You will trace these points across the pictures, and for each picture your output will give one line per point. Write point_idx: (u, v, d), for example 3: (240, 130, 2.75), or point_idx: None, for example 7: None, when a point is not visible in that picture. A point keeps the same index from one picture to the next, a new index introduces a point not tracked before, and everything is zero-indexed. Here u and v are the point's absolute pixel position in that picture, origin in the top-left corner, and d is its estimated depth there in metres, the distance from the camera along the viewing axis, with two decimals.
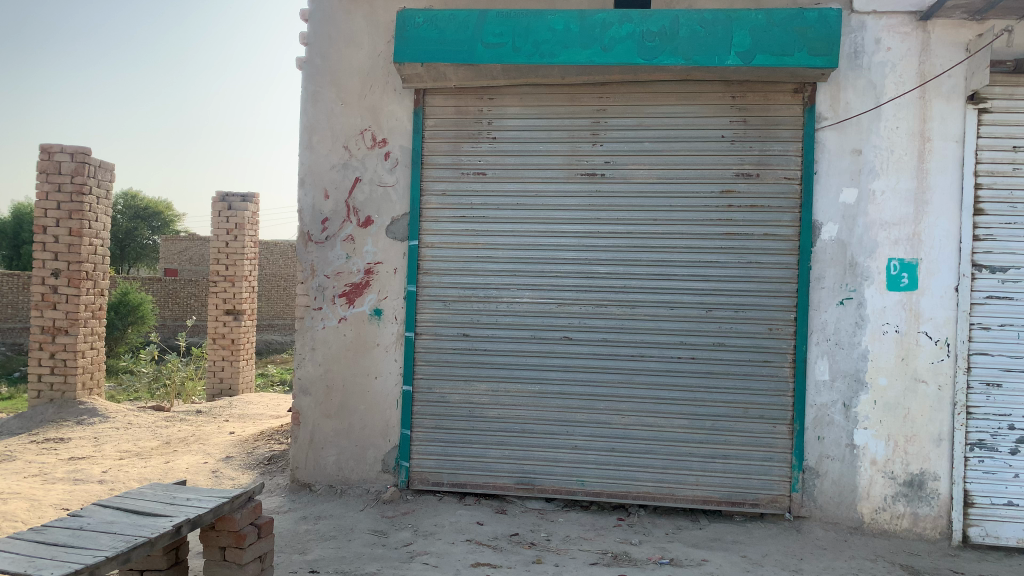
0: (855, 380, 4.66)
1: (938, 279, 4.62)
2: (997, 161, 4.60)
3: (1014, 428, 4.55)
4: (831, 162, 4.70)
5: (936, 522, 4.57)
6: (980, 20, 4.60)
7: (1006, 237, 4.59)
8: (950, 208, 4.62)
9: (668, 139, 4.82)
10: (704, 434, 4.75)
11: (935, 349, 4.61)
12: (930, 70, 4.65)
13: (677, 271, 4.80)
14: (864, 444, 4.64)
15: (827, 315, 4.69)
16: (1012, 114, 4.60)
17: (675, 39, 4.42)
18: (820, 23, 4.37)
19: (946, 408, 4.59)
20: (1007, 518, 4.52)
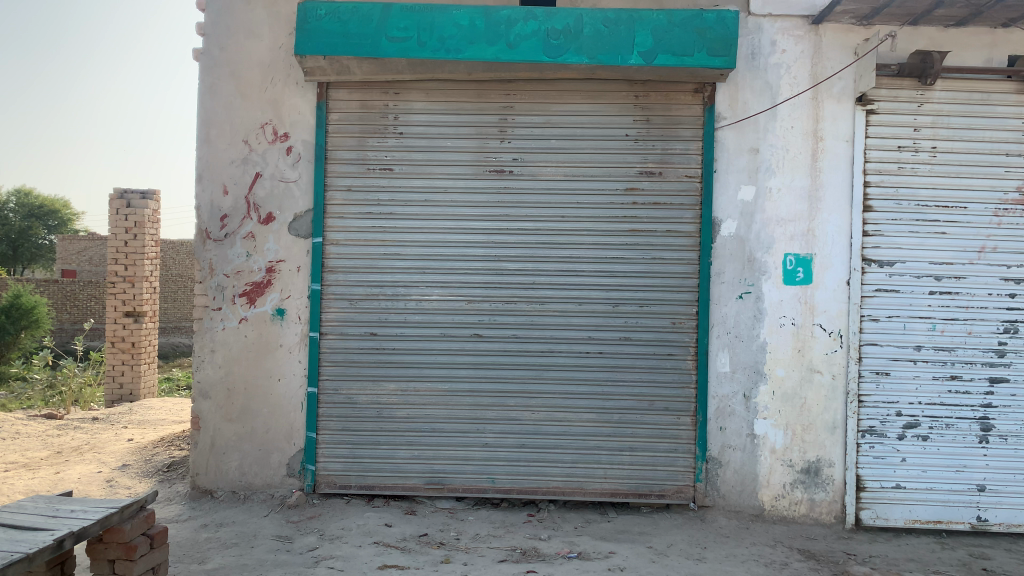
0: (754, 371, 4.81)
1: (831, 273, 4.81)
2: (884, 160, 4.83)
3: (902, 415, 4.78)
4: (730, 160, 4.83)
5: (830, 507, 4.77)
6: (867, 25, 4.82)
7: (892, 233, 4.82)
8: (841, 205, 4.83)
9: (575, 136, 4.86)
10: (611, 428, 4.81)
11: (828, 340, 4.80)
12: (822, 73, 4.84)
13: (584, 267, 4.85)
14: (763, 433, 4.79)
15: (727, 309, 4.82)
16: (897, 115, 4.82)
17: (579, 38, 4.45)
18: (719, 25, 4.48)
19: (839, 397, 4.79)
20: (896, 500, 4.76)
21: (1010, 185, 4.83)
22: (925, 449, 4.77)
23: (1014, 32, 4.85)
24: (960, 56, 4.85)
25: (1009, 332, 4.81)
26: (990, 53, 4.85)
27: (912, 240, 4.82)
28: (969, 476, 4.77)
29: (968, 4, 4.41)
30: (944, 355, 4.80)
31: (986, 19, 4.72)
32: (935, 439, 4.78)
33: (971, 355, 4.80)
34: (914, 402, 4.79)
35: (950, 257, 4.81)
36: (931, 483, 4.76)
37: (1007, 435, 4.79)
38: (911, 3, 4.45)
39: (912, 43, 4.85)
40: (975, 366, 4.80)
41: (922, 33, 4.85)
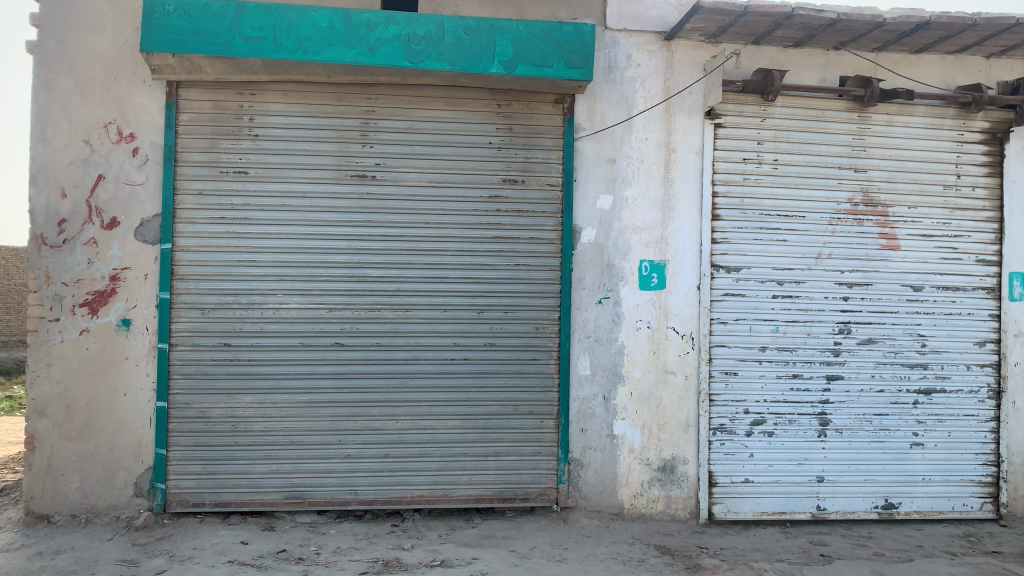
0: (613, 374, 4.95)
1: (683, 278, 5.04)
2: (730, 172, 5.10)
3: (748, 412, 5.07)
4: (589, 169, 4.96)
5: (685, 503, 4.98)
6: (714, 43, 5.08)
7: (738, 240, 5.10)
8: (692, 214, 5.06)
9: (438, 143, 4.85)
10: (476, 434, 4.82)
11: (681, 342, 5.02)
12: (673, 87, 5.06)
13: (448, 273, 4.84)
14: (622, 434, 4.94)
15: (587, 314, 4.94)
16: (742, 129, 5.11)
17: (440, 44, 4.45)
18: (577, 38, 4.59)
19: (692, 396, 5.02)
20: (745, 494, 5.03)
21: (842, 197, 5.22)
22: (770, 444, 5.08)
23: (844, 55, 5.25)
24: (797, 75, 5.20)
25: (842, 332, 5.20)
26: (824, 74, 5.23)
27: (757, 247, 5.11)
28: (809, 468, 5.12)
29: (804, 27, 4.73)
30: (786, 355, 5.13)
31: (819, 42, 5.08)
32: (779, 434, 5.10)
33: (810, 354, 5.16)
34: (760, 399, 5.09)
35: (791, 262, 5.14)
36: (775, 476, 5.07)
37: (842, 428, 5.19)
38: (753, 24, 4.72)
39: (755, 62, 5.16)
40: (814, 365, 5.16)
41: (764, 52, 5.16)
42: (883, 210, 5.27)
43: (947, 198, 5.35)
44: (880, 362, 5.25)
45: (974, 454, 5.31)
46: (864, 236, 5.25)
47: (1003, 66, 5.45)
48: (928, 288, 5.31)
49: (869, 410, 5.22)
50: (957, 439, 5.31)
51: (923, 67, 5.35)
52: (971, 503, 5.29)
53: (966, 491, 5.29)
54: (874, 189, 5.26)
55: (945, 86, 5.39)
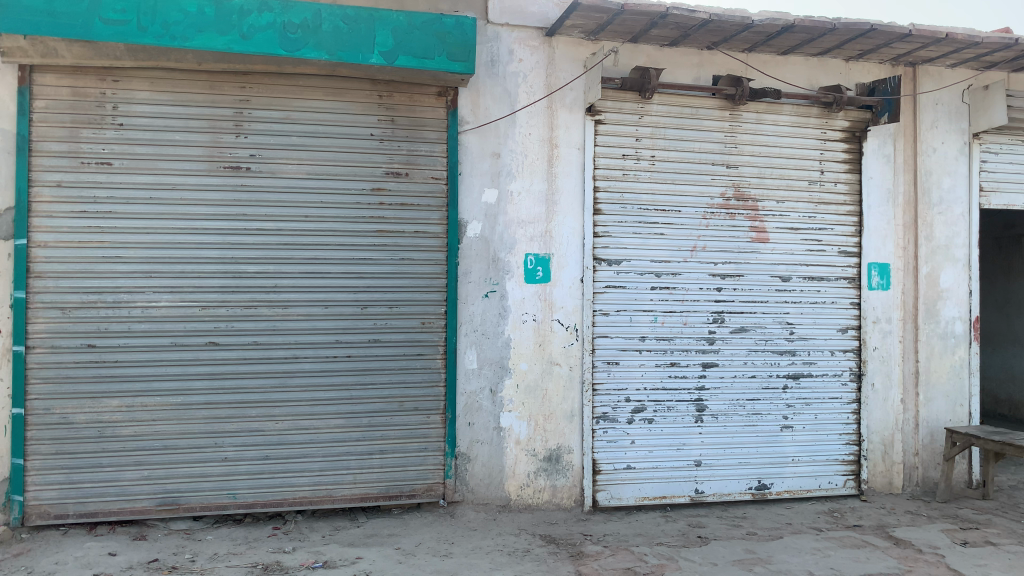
0: (499, 367, 4.97)
1: (567, 271, 5.11)
2: (611, 167, 5.22)
3: (630, 400, 5.21)
4: (473, 162, 4.95)
5: (570, 491, 5.06)
6: (594, 40, 5.17)
7: (619, 234, 5.23)
8: (575, 208, 5.14)
9: (317, 134, 4.73)
10: (361, 432, 4.75)
11: (566, 334, 5.09)
12: (555, 82, 5.11)
13: (330, 269, 4.74)
14: (509, 426, 4.97)
15: (473, 308, 4.94)
16: (621, 125, 5.23)
17: (317, 33, 4.34)
18: (458, 30, 4.57)
19: (576, 387, 5.11)
20: (627, 480, 5.18)
21: (715, 192, 5.43)
22: (651, 431, 5.25)
23: (716, 55, 5.45)
24: (673, 73, 5.37)
25: (716, 322, 5.43)
26: (698, 72, 5.41)
27: (635, 240, 5.26)
28: (687, 453, 5.32)
29: (677, 26, 4.88)
30: (664, 344, 5.31)
31: (693, 41, 5.25)
32: (659, 421, 5.27)
33: (686, 343, 5.36)
34: (640, 388, 5.24)
35: (668, 255, 5.33)
36: (656, 462, 5.24)
37: (717, 413, 5.40)
38: (630, 23, 4.83)
39: (633, 60, 5.28)
40: (690, 353, 5.36)
41: (641, 51, 5.29)
42: (753, 204, 5.51)
43: (812, 193, 5.65)
44: (751, 349, 5.50)
45: (837, 434, 5.64)
46: (735, 229, 5.48)
47: (861, 69, 5.79)
48: (795, 279, 5.59)
49: (743, 395, 5.46)
50: (822, 421, 5.62)
51: (789, 68, 5.61)
52: (835, 481, 5.63)
53: (831, 469, 5.62)
54: (745, 184, 5.50)
55: (809, 87, 5.68)
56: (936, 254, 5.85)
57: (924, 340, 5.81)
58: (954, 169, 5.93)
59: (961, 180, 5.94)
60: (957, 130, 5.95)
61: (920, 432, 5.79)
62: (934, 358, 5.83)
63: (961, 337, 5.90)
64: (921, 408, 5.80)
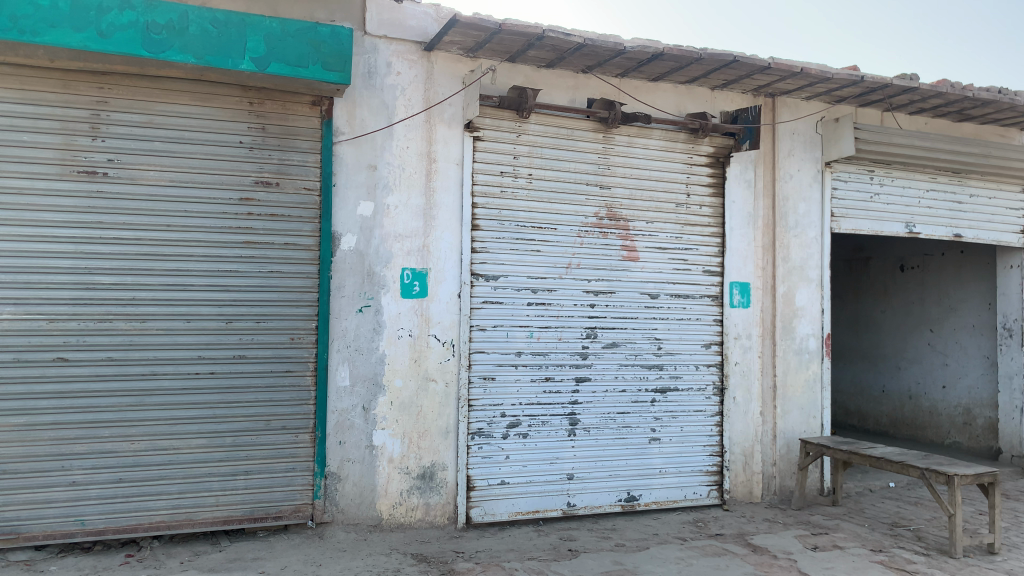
0: (373, 384, 4.88)
1: (444, 286, 5.09)
2: (489, 183, 5.25)
3: (505, 416, 5.24)
4: (348, 174, 4.86)
5: (444, 509, 5.03)
6: (472, 58, 5.20)
7: (496, 250, 5.26)
8: (453, 223, 5.13)
9: (182, 140, 4.52)
10: (224, 452, 4.54)
11: (442, 349, 5.07)
12: (434, 97, 5.11)
13: (193, 281, 4.52)
14: (382, 444, 4.88)
15: (347, 323, 4.84)
16: (498, 143, 5.28)
17: (183, 35, 4.15)
18: (333, 40, 4.49)
19: (452, 403, 5.09)
20: (501, 496, 5.19)
21: (589, 211, 5.57)
22: (525, 446, 5.29)
23: (591, 78, 5.60)
24: (550, 95, 5.47)
25: (589, 337, 5.55)
26: (574, 95, 5.54)
27: (512, 257, 5.31)
28: (560, 467, 5.39)
29: (554, 49, 4.99)
30: (539, 359, 5.38)
31: (569, 64, 5.38)
32: (533, 435, 5.32)
33: (561, 358, 5.45)
34: (515, 403, 5.28)
35: (543, 272, 5.41)
36: (529, 477, 5.28)
37: (590, 427, 5.51)
38: (508, 42, 4.89)
39: (510, 79, 5.35)
40: (564, 368, 5.45)
41: (519, 71, 5.37)
42: (624, 224, 5.69)
43: (679, 215, 5.89)
44: (622, 364, 5.66)
45: (702, 446, 5.88)
46: (608, 248, 5.64)
47: (725, 98, 6.10)
48: (663, 296, 5.82)
49: (614, 409, 5.60)
50: (688, 433, 5.83)
51: (659, 95, 5.84)
52: (700, 491, 5.85)
53: (696, 480, 5.84)
54: (617, 205, 5.67)
55: (678, 113, 5.93)
56: (792, 275, 6.22)
57: (781, 356, 6.14)
58: (808, 195, 6.33)
59: (814, 206, 6.35)
60: (811, 159, 6.36)
61: (777, 443, 6.11)
62: (790, 373, 6.18)
63: (814, 353, 6.28)
64: (779, 420, 6.12)
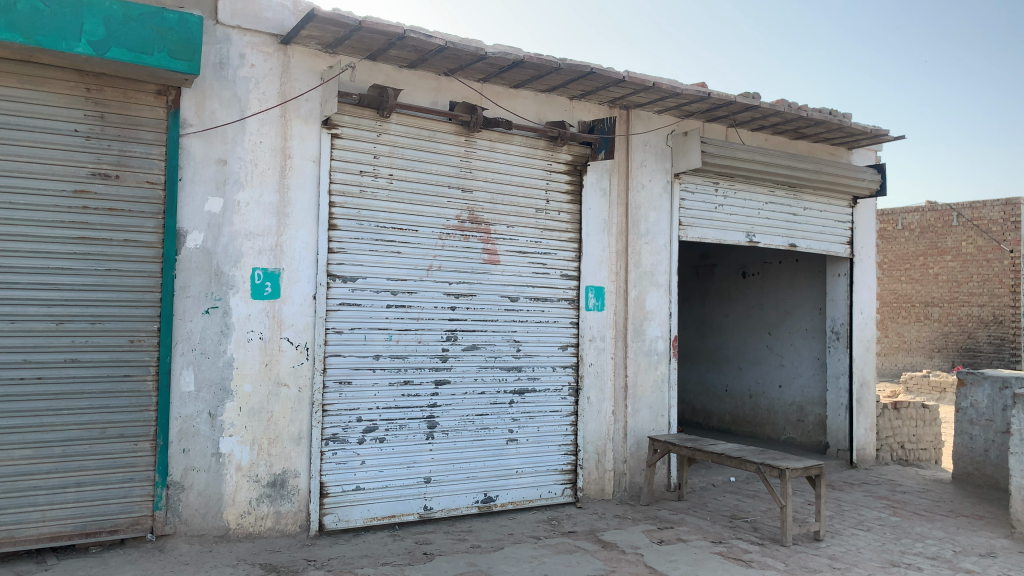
0: (220, 389, 4.67)
1: (299, 287, 4.95)
2: (347, 182, 5.15)
3: (361, 420, 5.16)
4: (196, 168, 4.63)
5: (296, 516, 4.88)
6: (331, 54, 5.09)
7: (354, 251, 5.17)
8: (309, 222, 5.00)
9: (7, 126, 4.17)
10: (52, 463, 4.21)
11: (295, 353, 4.93)
12: (290, 91, 4.95)
13: (18, 278, 4.18)
14: (229, 451, 4.68)
15: (192, 324, 4.60)
16: (358, 141, 5.19)
17: (10, 12, 3.82)
18: (181, 27, 4.27)
19: (305, 408, 4.95)
20: (356, 501, 5.11)
21: (450, 214, 5.58)
22: (381, 450, 5.22)
23: (453, 81, 5.62)
24: (412, 95, 5.44)
25: (449, 340, 5.56)
26: (436, 97, 5.54)
27: (372, 258, 5.24)
28: (417, 470, 5.36)
29: (415, 49, 4.97)
30: (398, 362, 5.33)
31: (430, 66, 5.37)
32: (389, 440, 5.26)
33: (420, 361, 5.42)
34: (372, 407, 5.21)
35: (404, 274, 5.37)
36: (385, 481, 5.22)
37: (448, 430, 5.52)
38: (368, 40, 4.83)
39: (371, 77, 5.27)
40: (424, 371, 5.43)
41: (380, 69, 5.30)
42: (485, 227, 5.74)
43: (538, 220, 6.01)
44: (481, 366, 5.70)
45: (557, 445, 6.01)
46: (469, 250, 5.66)
47: (584, 108, 6.27)
48: (522, 299, 5.91)
49: (472, 411, 5.63)
50: (544, 433, 5.95)
51: (520, 101, 5.93)
52: (555, 490, 5.99)
53: (551, 479, 5.97)
54: (478, 208, 5.72)
55: (538, 120, 6.04)
56: (643, 280, 6.49)
57: (632, 357, 6.39)
58: (659, 204, 6.63)
59: (664, 215, 6.66)
60: (661, 169, 6.66)
61: (628, 441, 6.34)
62: (641, 374, 6.44)
63: (662, 354, 6.58)
64: (630, 418, 6.36)
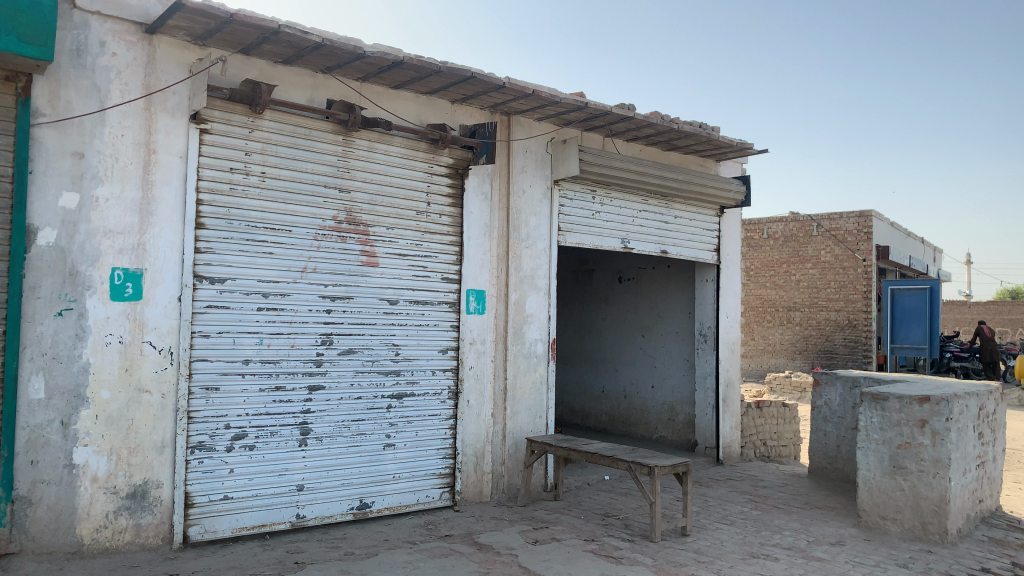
0: (73, 396, 4.39)
1: (163, 289, 4.72)
2: (216, 179, 4.96)
3: (230, 427, 4.97)
4: (48, 161, 4.34)
5: (157, 529, 4.65)
6: (200, 46, 4.88)
7: (223, 251, 4.99)
8: (175, 221, 4.78)
9: None
10: None
11: (158, 357, 4.70)
12: (155, 84, 4.72)
13: None
14: (83, 462, 4.40)
15: (43, 327, 4.31)
16: (228, 137, 5.01)
17: None
18: (33, 9, 4.00)
19: (168, 415, 4.73)
20: (223, 511, 4.92)
21: (327, 214, 5.47)
22: (251, 458, 5.06)
23: (330, 79, 5.52)
24: (286, 92, 5.30)
25: (324, 343, 5.45)
26: (312, 94, 5.42)
27: (242, 258, 5.06)
28: (289, 478, 5.22)
29: (290, 45, 4.85)
30: (269, 366, 5.18)
31: (307, 63, 5.25)
32: (260, 447, 5.10)
33: (293, 366, 5.29)
34: (241, 414, 5.03)
35: (277, 275, 5.22)
36: (254, 490, 5.06)
37: (322, 436, 5.40)
38: (240, 34, 4.66)
39: (243, 71, 5.10)
40: (297, 376, 5.30)
41: (253, 64, 5.14)
42: (363, 228, 5.66)
43: (418, 222, 5.98)
44: (357, 370, 5.62)
45: (435, 450, 6.00)
46: (346, 252, 5.57)
47: (464, 111, 6.29)
48: (401, 302, 5.87)
49: (348, 417, 5.54)
50: (421, 437, 5.93)
51: (400, 102, 5.88)
52: (432, 494, 5.97)
53: (428, 483, 5.94)
54: (356, 210, 5.63)
55: (418, 122, 6.01)
56: (523, 284, 6.57)
57: (511, 359, 6.46)
58: (538, 210, 6.72)
59: (543, 220, 6.76)
60: (541, 176, 6.76)
61: (506, 443, 6.40)
62: (519, 376, 6.51)
63: (539, 357, 6.69)
64: (508, 421, 6.42)
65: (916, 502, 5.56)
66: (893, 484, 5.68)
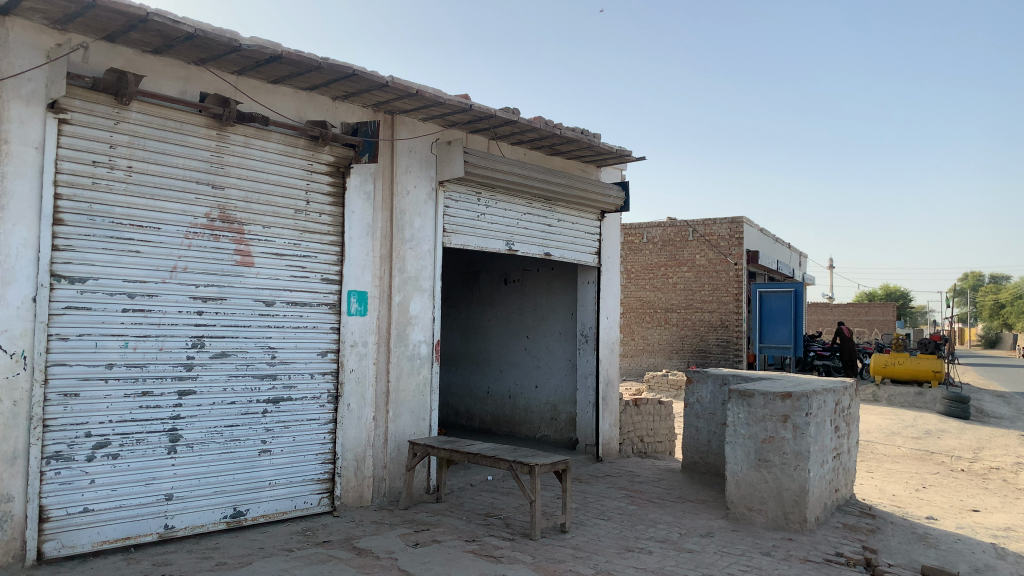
0: None
1: (15, 289, 4.40)
2: (76, 172, 4.67)
3: (91, 435, 4.70)
4: None
5: (8, 546, 4.32)
6: (59, 30, 4.58)
7: (84, 249, 4.70)
8: (29, 216, 4.47)
9: None
10: None
11: (10, 362, 4.37)
12: (7, 68, 4.40)
13: None
14: None
15: None
16: (90, 129, 4.73)
17: None
18: None
19: (21, 424, 4.41)
20: (83, 525, 4.64)
21: (199, 211, 5.26)
22: (115, 467, 4.79)
23: (204, 71, 5.30)
24: (156, 82, 5.05)
25: (196, 346, 5.23)
26: (184, 86, 5.19)
27: (105, 257, 4.79)
28: (156, 487, 4.98)
29: (160, 34, 4.63)
30: (136, 371, 4.92)
31: (178, 53, 5.03)
32: (124, 456, 4.84)
33: (161, 370, 5.05)
34: (104, 421, 4.76)
35: (143, 275, 4.98)
36: (118, 501, 4.80)
37: (192, 442, 5.18)
38: (104, 20, 4.41)
39: (108, 59, 4.83)
40: (165, 381, 5.06)
41: (118, 52, 4.87)
42: (238, 227, 5.48)
43: (297, 221, 5.85)
44: (231, 375, 5.43)
45: (313, 454, 5.88)
46: (220, 252, 5.38)
47: (346, 109, 6.19)
48: (279, 303, 5.72)
49: (220, 422, 5.34)
50: (299, 443, 5.79)
51: (279, 97, 5.72)
52: (310, 500, 5.85)
53: (306, 489, 5.82)
54: (230, 207, 5.44)
55: (298, 119, 5.87)
56: (406, 285, 6.53)
57: (393, 361, 6.40)
58: (422, 211, 6.70)
59: (427, 221, 6.74)
60: (425, 176, 6.73)
61: (388, 447, 6.34)
62: (402, 378, 6.46)
63: (423, 359, 6.66)
64: (390, 423, 6.35)
65: (778, 493, 5.89)
66: (758, 476, 5.99)
